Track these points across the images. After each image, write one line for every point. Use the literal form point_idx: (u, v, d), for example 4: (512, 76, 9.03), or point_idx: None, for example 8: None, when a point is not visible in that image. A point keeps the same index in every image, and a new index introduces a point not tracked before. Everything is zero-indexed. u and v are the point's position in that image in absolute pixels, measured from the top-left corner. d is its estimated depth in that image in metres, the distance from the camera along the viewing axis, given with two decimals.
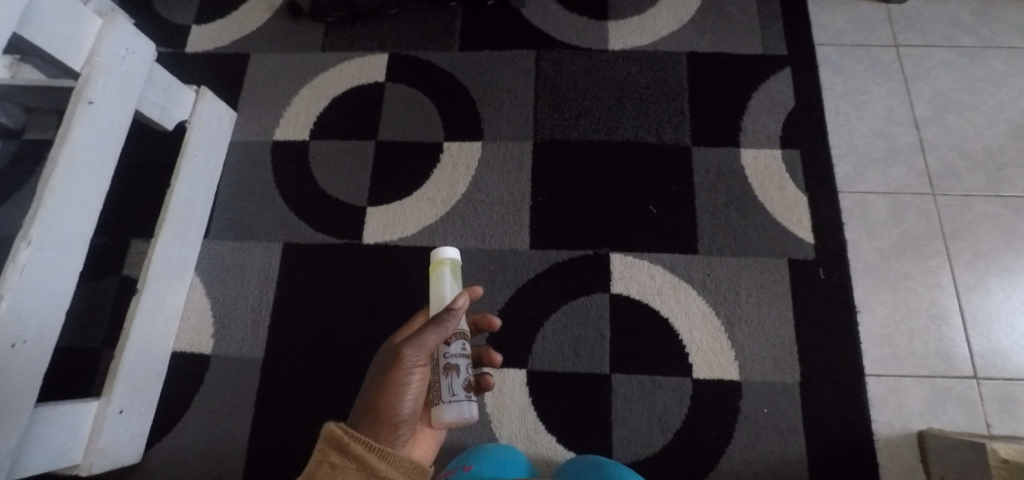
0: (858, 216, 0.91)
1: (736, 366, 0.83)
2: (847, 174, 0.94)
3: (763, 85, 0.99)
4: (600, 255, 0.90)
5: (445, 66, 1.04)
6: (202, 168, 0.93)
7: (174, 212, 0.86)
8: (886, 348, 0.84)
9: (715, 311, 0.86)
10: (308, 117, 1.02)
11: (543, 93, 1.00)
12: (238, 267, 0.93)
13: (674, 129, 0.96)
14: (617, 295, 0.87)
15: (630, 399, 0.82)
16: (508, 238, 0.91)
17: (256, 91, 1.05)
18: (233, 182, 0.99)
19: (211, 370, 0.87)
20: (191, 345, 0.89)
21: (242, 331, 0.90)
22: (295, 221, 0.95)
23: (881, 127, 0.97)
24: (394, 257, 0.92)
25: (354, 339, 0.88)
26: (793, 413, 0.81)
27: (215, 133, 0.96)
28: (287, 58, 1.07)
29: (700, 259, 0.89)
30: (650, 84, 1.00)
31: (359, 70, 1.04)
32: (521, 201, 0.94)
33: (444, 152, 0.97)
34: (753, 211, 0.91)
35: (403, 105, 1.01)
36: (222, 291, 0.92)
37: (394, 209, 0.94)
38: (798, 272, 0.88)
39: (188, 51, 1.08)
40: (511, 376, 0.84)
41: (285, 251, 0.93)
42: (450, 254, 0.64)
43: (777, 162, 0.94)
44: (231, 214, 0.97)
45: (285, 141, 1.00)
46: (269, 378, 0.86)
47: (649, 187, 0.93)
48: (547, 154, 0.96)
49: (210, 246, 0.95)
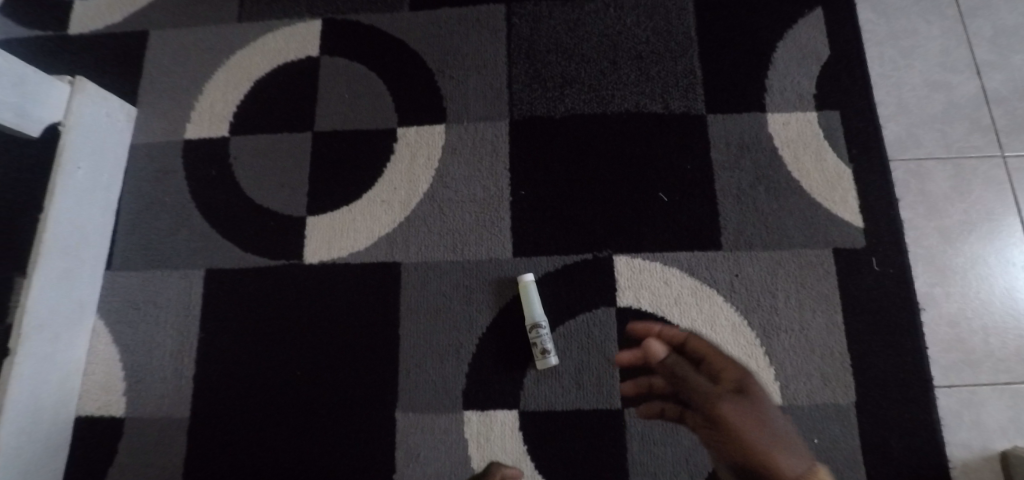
0: (914, 189, 0.74)
1: (778, 388, 0.67)
2: (897, 138, 0.76)
3: (790, 31, 0.80)
4: (600, 258, 0.72)
5: (394, 31, 0.83)
6: (90, 181, 0.73)
7: (53, 244, 0.66)
8: (957, 352, 0.69)
9: (746, 320, 0.70)
10: (226, 107, 0.81)
11: (518, 59, 0.80)
12: (151, 303, 0.75)
13: (684, 93, 0.77)
14: (625, 308, 0.70)
15: (649, 439, 0.66)
16: (486, 245, 0.73)
17: (160, 77, 0.83)
18: (137, 195, 0.79)
19: (126, 436, 0.70)
20: (99, 407, 0.71)
21: (161, 383, 0.72)
22: (217, 241, 0.76)
23: (935, 76, 0.78)
24: (344, 279, 0.74)
25: (301, 386, 0.70)
26: (851, 442, 0.65)
27: (105, 137, 0.76)
28: (196, 34, 0.85)
29: (726, 256, 0.72)
30: (650, 39, 0.80)
31: (285, 43, 0.83)
32: (499, 196, 0.75)
33: (399, 140, 0.78)
34: (787, 191, 0.74)
35: (345, 83, 0.81)
36: (133, 335, 0.74)
37: (341, 216, 0.75)
38: (846, 264, 0.71)
39: (71, 33, 0.86)
40: (500, 419, 0.68)
41: (207, 280, 0.75)
42: (531, 276, 0.69)
43: (812, 128, 0.76)
44: (139, 237, 0.77)
45: (199, 139, 0.80)
46: (200, 441, 0.69)
47: (657, 169, 0.75)
48: (528, 135, 0.77)
49: (114, 279, 0.76)
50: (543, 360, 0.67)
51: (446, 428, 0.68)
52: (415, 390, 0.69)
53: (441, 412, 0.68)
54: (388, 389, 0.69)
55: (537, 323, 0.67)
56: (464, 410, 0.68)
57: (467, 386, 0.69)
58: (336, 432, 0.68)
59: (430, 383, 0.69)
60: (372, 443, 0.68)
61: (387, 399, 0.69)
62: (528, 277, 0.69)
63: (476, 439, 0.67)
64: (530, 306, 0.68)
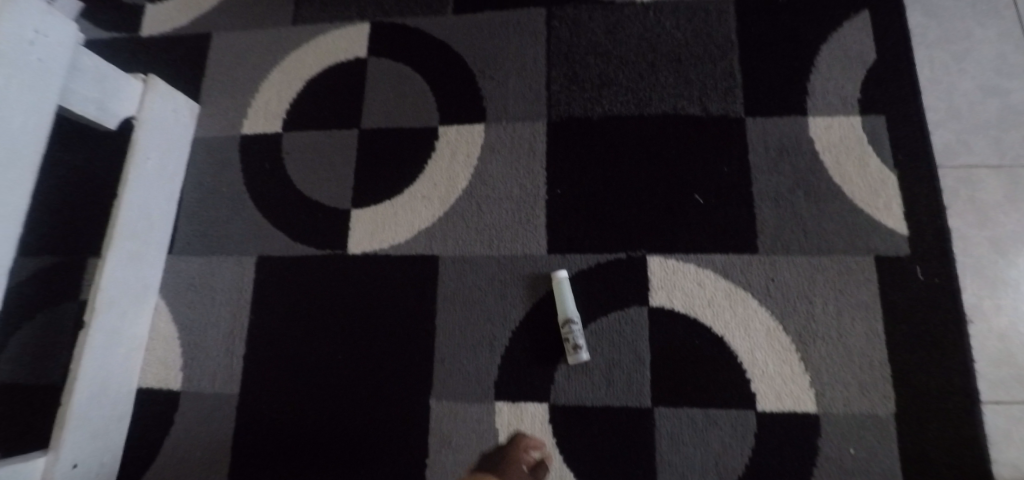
0: (964, 197, 0.72)
1: (813, 395, 0.66)
2: (947, 145, 0.74)
3: (835, 35, 0.79)
4: (634, 258, 0.73)
5: (438, 34, 0.86)
6: (157, 171, 0.79)
7: (124, 228, 0.72)
8: (1007, 367, 0.66)
9: (782, 325, 0.69)
10: (279, 105, 0.86)
11: (557, 60, 0.82)
12: (207, 286, 0.80)
13: (722, 96, 0.78)
14: (657, 308, 0.71)
15: (678, 438, 0.67)
16: (521, 242, 0.75)
17: (221, 76, 0.89)
18: (198, 185, 0.85)
19: (182, 408, 0.75)
20: (159, 380, 0.77)
21: (215, 361, 0.77)
22: (268, 230, 0.81)
23: (990, 81, 0.75)
24: (384, 270, 0.77)
25: (341, 370, 0.74)
26: (889, 454, 0.64)
27: (171, 130, 0.81)
28: (253, 36, 0.91)
29: (762, 260, 0.71)
30: (690, 42, 0.80)
31: (336, 45, 0.87)
32: (535, 195, 0.77)
33: (440, 138, 0.81)
34: (827, 197, 0.73)
35: (390, 83, 0.84)
36: (191, 315, 0.79)
37: (383, 210, 0.79)
38: (888, 272, 0.69)
39: (143, 34, 0.93)
40: (530, 412, 0.69)
41: (258, 267, 0.79)
42: (564, 273, 0.71)
43: (856, 133, 0.74)
44: (198, 225, 0.83)
45: (255, 134, 0.85)
46: (247, 418, 0.74)
47: (693, 171, 0.75)
48: (565, 135, 0.79)
49: (174, 262, 0.82)
50: (575, 355, 0.68)
51: (477, 418, 0.70)
52: (449, 379, 0.72)
53: (473, 401, 0.71)
54: (423, 377, 0.72)
55: (570, 319, 0.69)
56: (495, 401, 0.70)
57: (498, 378, 0.71)
58: (373, 415, 0.72)
59: (463, 372, 0.72)
60: (406, 428, 0.71)
61: (422, 387, 0.72)
62: (562, 274, 0.71)
63: (507, 430, 0.69)
64: (563, 303, 0.70)
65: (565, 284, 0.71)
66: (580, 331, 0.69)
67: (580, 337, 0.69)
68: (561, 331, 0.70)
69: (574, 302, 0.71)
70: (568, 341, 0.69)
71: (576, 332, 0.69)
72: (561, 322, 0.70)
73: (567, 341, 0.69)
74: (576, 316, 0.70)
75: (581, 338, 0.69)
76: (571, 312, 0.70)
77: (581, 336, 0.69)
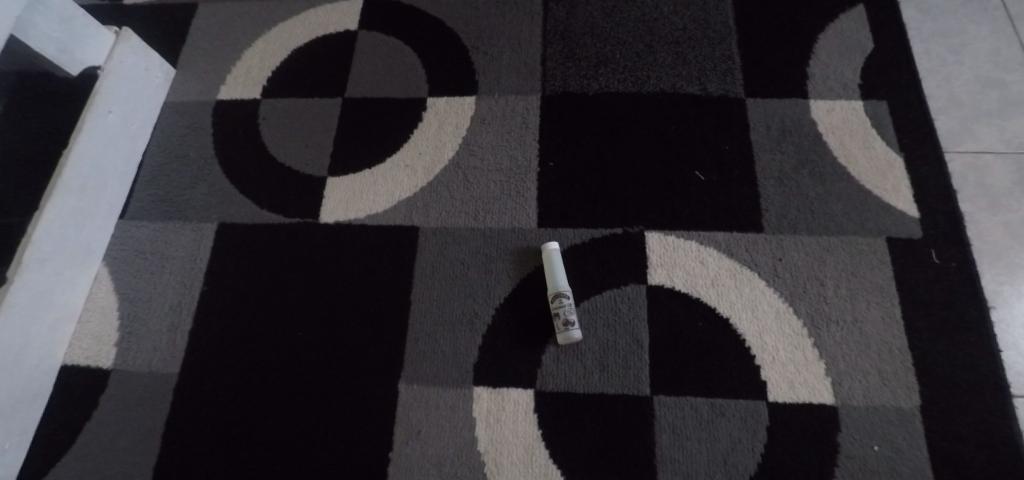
0: (973, 182, 0.69)
1: (829, 384, 0.60)
2: (951, 131, 0.72)
3: (831, 25, 0.78)
4: (631, 234, 0.67)
5: (432, 11, 0.84)
6: (118, 127, 0.73)
7: (70, 179, 0.65)
8: None
9: (792, 308, 0.63)
10: (261, 72, 0.82)
11: (553, 39, 0.80)
12: (158, 255, 0.72)
13: (721, 76, 0.76)
14: (656, 287, 0.65)
15: (680, 432, 0.58)
16: (510, 214, 0.70)
17: (203, 44, 0.85)
18: (162, 150, 0.78)
19: (110, 389, 0.64)
20: (87, 357, 0.66)
21: (157, 336, 0.67)
22: (234, 197, 0.74)
23: (988, 73, 0.75)
24: (358, 241, 0.70)
25: (300, 349, 0.65)
26: (920, 454, 0.56)
27: (139, 89, 0.76)
28: (242, 7, 0.88)
29: (768, 239, 0.66)
30: (687, 27, 0.79)
31: (327, 18, 0.85)
32: (526, 167, 0.72)
33: (428, 109, 0.77)
34: (833, 177, 0.69)
35: (380, 55, 0.81)
36: (135, 285, 0.70)
37: (362, 178, 0.73)
38: (902, 255, 0.65)
39: (126, 1, 0.90)
40: (513, 399, 0.61)
41: (218, 235, 0.72)
42: (555, 245, 0.65)
43: (858, 116, 0.72)
44: (157, 190, 0.76)
45: (231, 100, 0.81)
46: (186, 400, 0.64)
47: (692, 149, 0.71)
48: (559, 110, 0.75)
49: (124, 229, 0.74)
50: (565, 333, 0.60)
51: (452, 405, 0.61)
52: (422, 362, 0.63)
53: (449, 386, 0.62)
54: (393, 358, 0.64)
55: (561, 293, 0.62)
56: (474, 387, 0.62)
57: (479, 360, 0.63)
58: (334, 402, 0.62)
59: (439, 355, 0.64)
60: (370, 416, 0.61)
61: (391, 369, 0.63)
62: (552, 245, 0.65)
63: (486, 420, 0.60)
64: (553, 276, 0.63)
65: (556, 257, 0.64)
66: (571, 308, 0.62)
67: (572, 314, 0.61)
68: (552, 308, 0.62)
69: (565, 276, 0.64)
70: (557, 317, 0.61)
71: (567, 308, 0.61)
72: (551, 296, 0.63)
73: (557, 317, 0.61)
74: (569, 291, 0.63)
75: (572, 315, 0.61)
76: (561, 287, 0.63)
77: (573, 313, 0.61)
